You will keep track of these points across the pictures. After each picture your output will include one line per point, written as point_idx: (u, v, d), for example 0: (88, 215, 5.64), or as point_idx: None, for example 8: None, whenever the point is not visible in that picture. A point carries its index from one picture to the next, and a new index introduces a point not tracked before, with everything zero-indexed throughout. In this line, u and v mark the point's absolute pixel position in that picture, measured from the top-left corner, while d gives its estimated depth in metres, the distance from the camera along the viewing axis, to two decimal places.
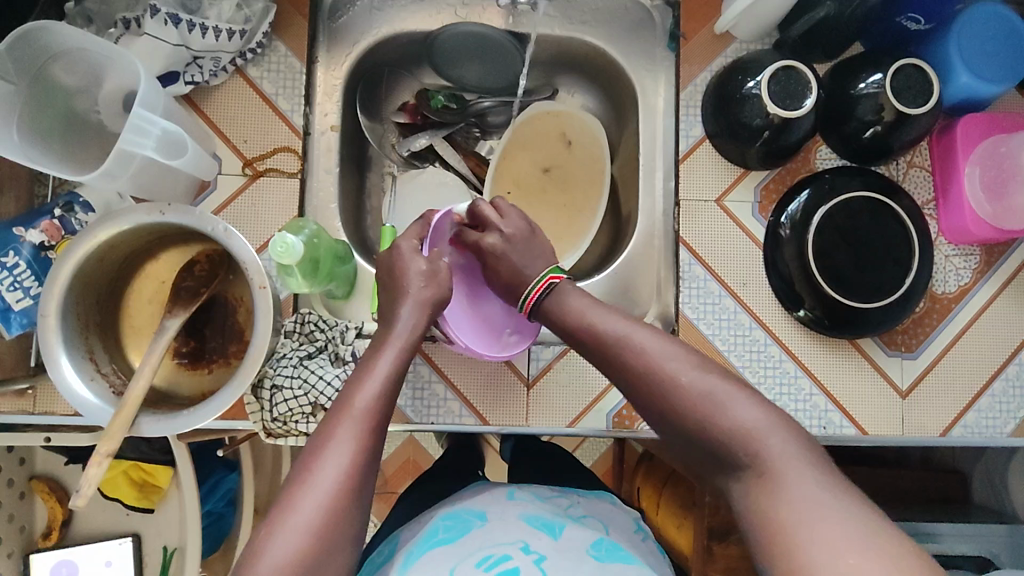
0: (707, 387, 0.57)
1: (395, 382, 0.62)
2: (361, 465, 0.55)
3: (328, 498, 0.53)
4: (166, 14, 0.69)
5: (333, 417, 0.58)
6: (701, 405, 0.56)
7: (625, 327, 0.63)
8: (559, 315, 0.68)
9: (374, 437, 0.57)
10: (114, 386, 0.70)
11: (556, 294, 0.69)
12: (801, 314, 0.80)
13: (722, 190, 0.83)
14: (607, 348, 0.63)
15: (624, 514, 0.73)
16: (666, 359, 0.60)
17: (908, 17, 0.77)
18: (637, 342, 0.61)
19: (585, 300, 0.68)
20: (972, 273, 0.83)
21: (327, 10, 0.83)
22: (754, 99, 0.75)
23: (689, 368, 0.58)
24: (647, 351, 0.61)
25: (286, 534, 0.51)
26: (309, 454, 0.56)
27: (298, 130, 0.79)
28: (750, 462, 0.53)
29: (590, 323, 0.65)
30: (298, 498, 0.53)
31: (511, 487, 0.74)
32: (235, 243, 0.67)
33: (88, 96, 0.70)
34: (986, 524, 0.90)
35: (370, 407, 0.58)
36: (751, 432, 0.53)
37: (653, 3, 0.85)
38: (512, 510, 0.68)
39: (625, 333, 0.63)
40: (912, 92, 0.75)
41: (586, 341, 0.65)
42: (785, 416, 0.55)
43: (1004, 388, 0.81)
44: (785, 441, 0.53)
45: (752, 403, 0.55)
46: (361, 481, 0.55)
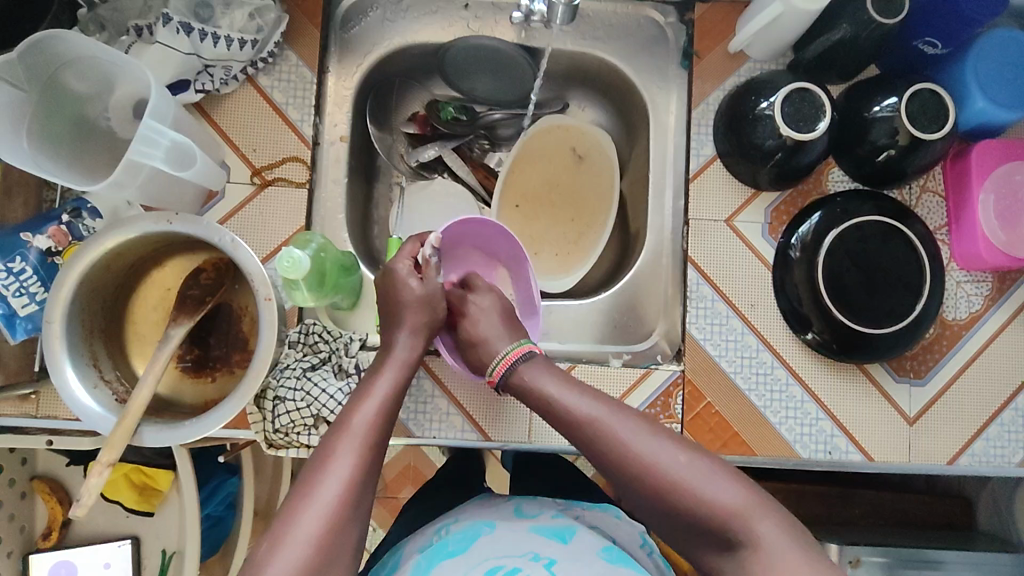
0: (687, 472, 0.55)
1: (394, 401, 0.62)
2: (359, 483, 0.55)
3: (330, 512, 0.53)
4: (178, 22, 0.70)
5: (331, 436, 0.57)
6: (683, 490, 0.55)
7: (593, 407, 0.60)
8: (527, 387, 0.64)
9: (373, 457, 0.57)
10: (117, 394, 0.70)
11: (523, 364, 0.66)
12: (809, 337, 0.79)
13: (733, 210, 0.82)
14: (574, 428, 0.60)
15: (630, 527, 0.72)
16: (638, 441, 0.57)
17: (923, 41, 0.77)
18: (601, 424, 0.59)
19: (550, 374, 0.64)
20: (983, 300, 0.82)
21: (340, 21, 0.83)
22: (766, 119, 0.74)
23: (661, 448, 0.57)
24: (617, 435, 0.58)
25: (287, 544, 0.51)
26: (311, 469, 0.55)
27: (307, 140, 0.79)
28: (737, 541, 0.53)
29: (553, 400, 0.61)
30: (299, 512, 0.52)
31: (516, 501, 0.73)
32: (242, 254, 0.66)
33: (98, 103, 0.70)
34: (991, 554, 0.89)
35: (369, 424, 0.59)
36: (738, 516, 0.53)
37: (667, 21, 0.85)
38: (520, 523, 0.67)
39: (593, 415, 0.59)
40: (928, 117, 0.74)
41: (551, 417, 0.62)
42: (762, 490, 0.55)
43: (1014, 418, 0.80)
44: (768, 521, 0.53)
45: (731, 482, 0.55)
46: (360, 498, 0.55)
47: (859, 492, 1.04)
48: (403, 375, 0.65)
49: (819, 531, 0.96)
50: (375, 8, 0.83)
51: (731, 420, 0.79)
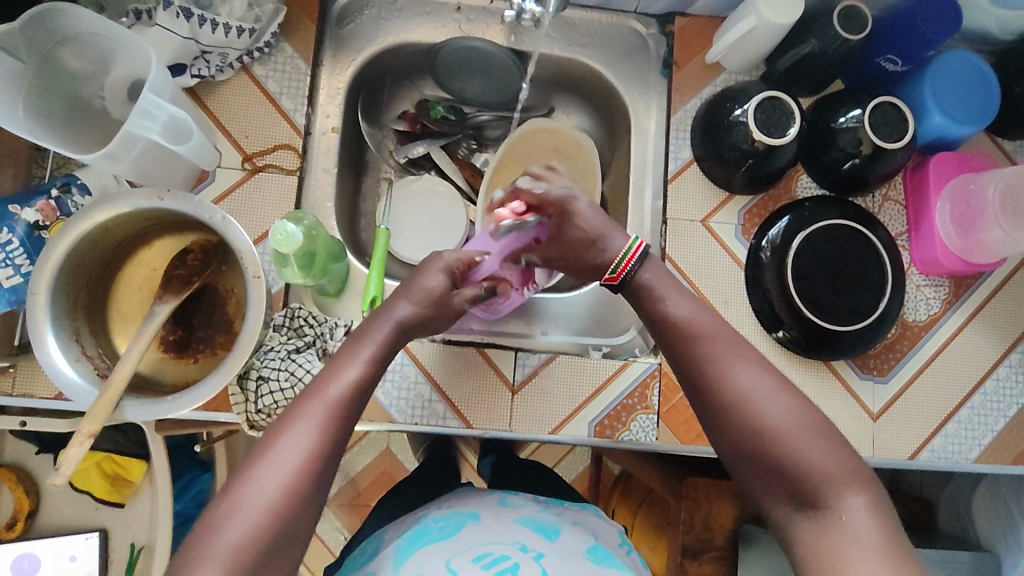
0: (790, 424, 0.57)
1: (372, 373, 0.62)
2: (323, 453, 0.55)
3: (287, 479, 0.53)
4: (179, 7, 0.71)
5: (299, 401, 0.58)
6: (779, 438, 0.56)
7: (713, 329, 0.63)
8: (642, 292, 0.68)
9: (338, 427, 0.57)
10: (98, 369, 0.69)
11: (644, 272, 0.69)
12: (779, 334, 0.82)
13: (708, 210, 0.86)
14: (685, 349, 0.64)
15: (610, 527, 0.73)
16: (749, 377, 0.60)
17: (884, 58, 0.82)
18: (718, 350, 0.62)
19: (672, 292, 0.67)
20: (941, 303, 0.86)
21: (335, 17, 0.86)
22: (740, 125, 0.79)
23: (769, 389, 0.59)
24: (727, 365, 0.61)
25: (254, 493, 0.52)
26: (272, 433, 0.56)
27: (299, 129, 0.81)
28: (819, 504, 0.54)
29: (682, 320, 0.65)
30: (255, 478, 0.53)
31: (501, 494, 0.74)
32: (232, 231, 0.67)
33: (95, 82, 0.71)
34: (951, 550, 0.92)
35: (342, 394, 0.58)
36: (826, 476, 0.54)
37: (648, 32, 0.90)
38: (505, 513, 0.68)
39: (710, 338, 0.63)
40: (889, 128, 0.79)
41: (664, 335, 0.66)
42: (858, 463, 0.56)
43: (970, 415, 0.84)
44: (853, 490, 0.54)
45: (827, 443, 0.56)
46: (323, 468, 0.55)
47: None
48: (382, 348, 0.64)
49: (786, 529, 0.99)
50: (370, 7, 0.86)
51: None
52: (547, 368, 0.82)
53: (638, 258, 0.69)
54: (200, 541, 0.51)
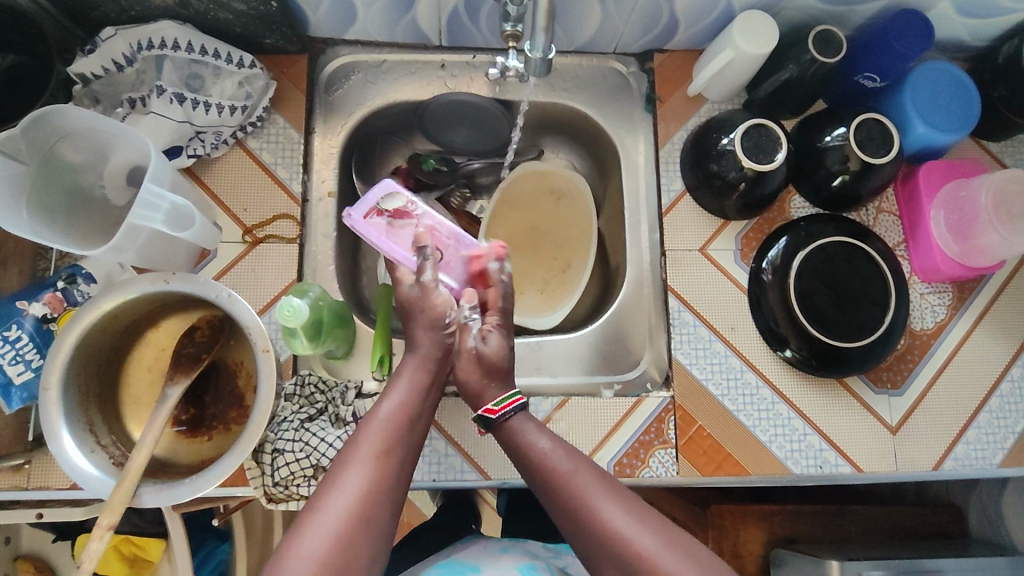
0: (655, 546, 0.57)
1: (414, 408, 0.64)
2: (373, 499, 0.56)
3: (340, 528, 0.54)
4: (172, 93, 0.73)
5: (349, 447, 0.60)
6: (649, 563, 0.56)
7: (570, 462, 0.62)
8: (516, 442, 0.65)
9: (389, 473, 0.59)
10: (114, 458, 0.69)
11: (523, 418, 0.66)
12: (788, 355, 0.83)
13: (706, 239, 0.87)
14: (549, 477, 0.62)
15: None
16: (613, 505, 0.59)
17: (863, 76, 0.83)
18: (579, 482, 0.61)
19: (542, 432, 0.65)
20: (947, 309, 0.86)
21: (323, 85, 0.87)
22: (729, 154, 0.80)
23: (632, 519, 0.58)
24: (591, 497, 0.60)
25: (304, 549, 0.52)
26: (323, 487, 0.57)
27: (296, 197, 0.82)
28: None
29: (546, 447, 0.64)
30: (306, 530, 0.54)
31: (506, 543, 0.74)
32: (238, 309, 0.68)
33: (93, 172, 0.73)
34: (986, 558, 0.91)
35: (389, 432, 0.61)
36: None
37: (629, 71, 0.92)
38: (504, 565, 0.68)
39: (574, 469, 0.62)
40: (876, 143, 0.80)
41: (531, 472, 0.64)
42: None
43: (989, 420, 0.84)
44: None
45: (693, 563, 0.57)
46: (374, 514, 0.56)
47: (854, 508, 1.06)
48: (421, 380, 0.66)
49: (818, 549, 0.97)
50: (356, 72, 0.88)
51: (723, 441, 0.81)
52: (561, 412, 0.81)
53: (516, 406, 0.67)
54: None
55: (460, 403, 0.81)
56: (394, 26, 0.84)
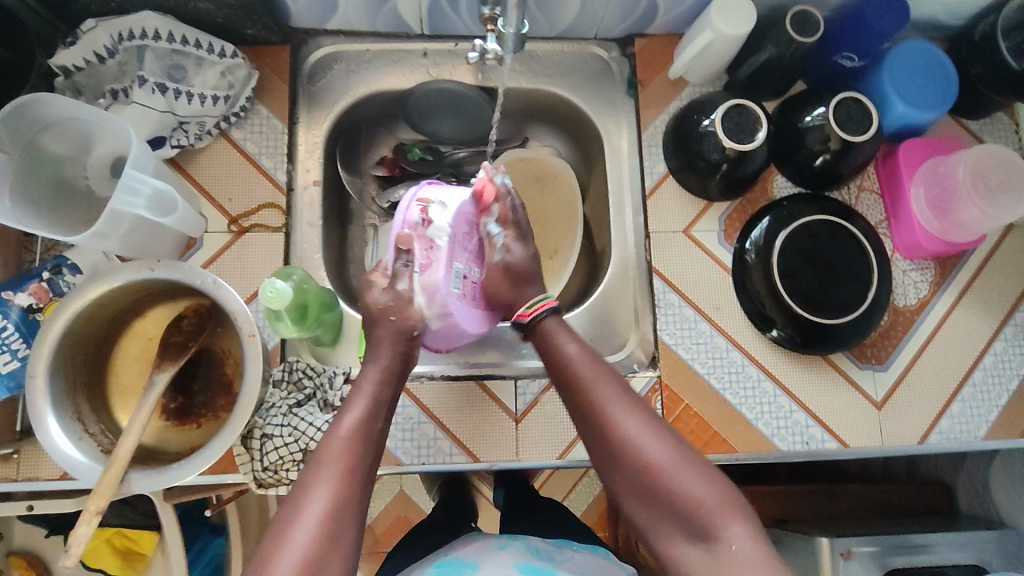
0: (670, 460, 0.56)
1: (374, 420, 0.60)
2: (338, 521, 0.53)
3: (304, 555, 0.50)
4: (153, 83, 0.74)
5: (309, 466, 0.56)
6: (663, 477, 0.56)
7: (592, 368, 0.62)
8: (546, 345, 0.65)
9: (356, 477, 0.56)
10: (103, 446, 0.69)
11: (551, 323, 0.66)
12: (773, 334, 0.83)
13: (689, 220, 0.87)
14: (571, 384, 0.62)
15: (619, 570, 0.70)
16: (631, 419, 0.59)
17: (841, 56, 0.84)
18: (599, 390, 0.61)
19: (570, 337, 0.65)
20: (930, 285, 0.87)
21: (307, 75, 0.88)
22: (710, 135, 0.81)
23: (650, 434, 0.58)
24: (609, 403, 0.60)
25: None
26: (284, 512, 0.53)
27: (281, 186, 0.83)
28: (706, 535, 0.53)
29: (568, 358, 0.63)
30: (270, 561, 0.50)
31: (504, 538, 0.73)
32: (224, 294, 0.68)
33: (77, 163, 0.74)
34: (975, 532, 0.91)
35: (348, 448, 0.57)
36: (708, 512, 0.54)
37: (610, 56, 0.92)
38: (502, 559, 0.67)
39: (594, 378, 0.62)
40: (854, 122, 0.81)
41: (557, 376, 0.64)
42: (737, 494, 0.56)
43: (973, 393, 0.84)
44: (737, 524, 0.53)
45: (711, 480, 0.56)
46: (339, 536, 0.52)
47: (845, 487, 1.06)
48: (377, 395, 0.62)
49: (810, 528, 0.98)
50: (339, 62, 0.89)
51: (710, 420, 0.82)
52: (548, 394, 0.82)
53: (547, 308, 0.67)
54: None
55: (448, 387, 0.81)
56: (375, 15, 0.84)
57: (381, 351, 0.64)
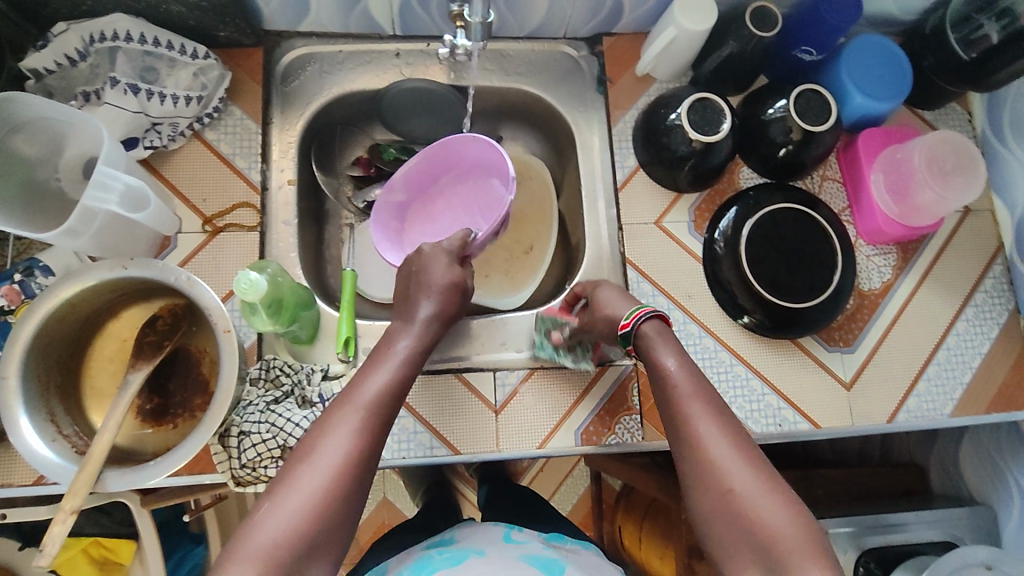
0: (755, 491, 0.55)
1: (408, 370, 0.65)
2: (363, 446, 0.58)
3: (326, 473, 0.55)
4: (125, 84, 0.74)
5: (339, 401, 0.61)
6: (744, 506, 0.55)
7: (691, 383, 0.62)
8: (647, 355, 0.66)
9: (379, 420, 0.60)
10: (77, 447, 0.68)
11: (652, 326, 0.68)
12: (745, 320, 0.85)
13: (660, 212, 0.89)
14: (669, 400, 0.63)
15: (613, 568, 0.69)
16: (717, 443, 0.58)
17: (800, 50, 0.88)
18: (690, 408, 0.61)
19: (670, 349, 0.66)
20: (892, 269, 0.90)
21: (280, 77, 0.89)
22: (676, 128, 0.83)
23: (736, 459, 0.57)
24: (699, 425, 0.60)
25: (290, 493, 0.54)
26: (315, 432, 0.59)
27: (255, 186, 0.83)
28: (783, 571, 0.52)
29: (664, 373, 0.64)
30: (296, 474, 0.55)
31: (506, 528, 0.73)
32: (198, 291, 0.69)
33: (48, 165, 0.74)
34: (948, 509, 0.94)
35: (379, 389, 0.62)
36: (784, 547, 0.52)
37: (580, 54, 0.94)
38: (511, 550, 0.66)
39: (688, 396, 0.62)
40: (815, 112, 0.84)
41: (653, 386, 0.65)
42: (819, 533, 0.54)
43: (938, 371, 0.87)
44: (815, 569, 0.51)
45: (793, 514, 0.54)
46: (365, 459, 0.58)
47: (821, 473, 1.09)
48: (414, 350, 0.67)
49: None
50: (312, 63, 0.90)
51: None
52: (526, 384, 0.83)
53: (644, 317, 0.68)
54: (240, 536, 0.53)
55: (427, 381, 0.82)
56: (348, 16, 0.86)
57: (432, 276, 0.71)
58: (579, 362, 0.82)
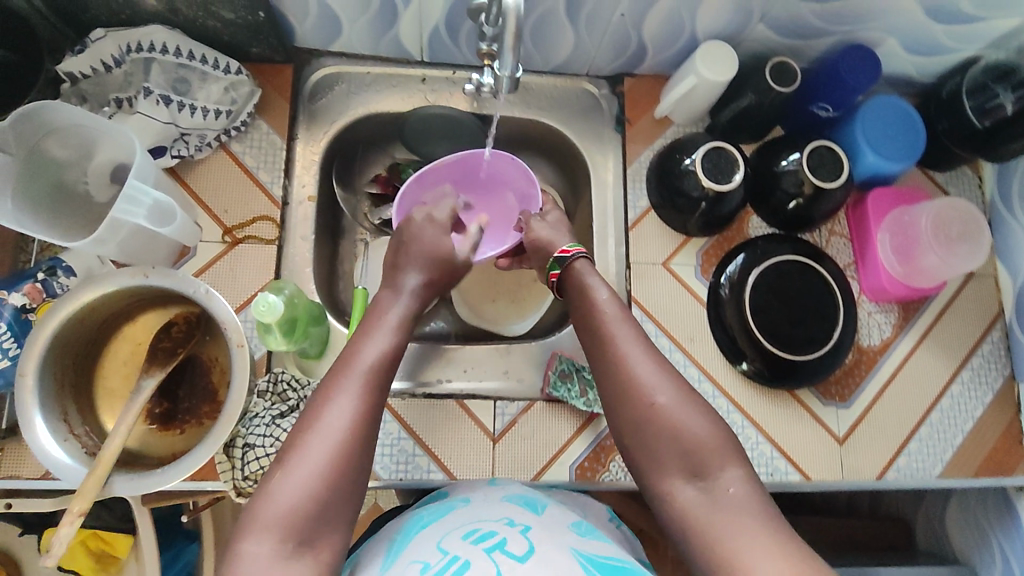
0: (676, 405, 0.63)
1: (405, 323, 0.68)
2: (367, 391, 0.60)
3: (332, 419, 0.58)
4: (158, 95, 0.76)
5: (341, 354, 0.63)
6: (668, 416, 0.63)
7: (618, 314, 0.71)
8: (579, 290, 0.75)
9: (382, 368, 0.63)
10: (86, 447, 0.70)
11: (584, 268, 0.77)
12: (743, 367, 0.87)
13: (669, 254, 0.91)
14: (596, 332, 0.71)
15: (598, 506, 0.72)
16: (644, 364, 0.67)
17: (817, 106, 0.89)
18: (619, 333, 0.69)
19: (599, 285, 0.75)
20: (893, 327, 0.92)
21: (307, 94, 0.91)
22: (690, 174, 0.85)
23: (661, 379, 0.65)
24: (627, 353, 0.68)
25: (299, 442, 0.57)
26: (321, 381, 0.61)
27: (276, 200, 0.86)
28: (708, 473, 0.60)
29: (597, 305, 0.73)
30: (303, 420, 0.58)
31: (492, 480, 0.73)
32: (216, 305, 0.70)
33: (78, 168, 0.76)
34: (931, 567, 0.95)
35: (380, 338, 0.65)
36: (708, 449, 0.61)
37: (601, 93, 0.96)
38: (494, 495, 0.67)
39: (615, 325, 0.70)
40: (827, 169, 0.86)
41: (586, 318, 0.73)
42: (736, 443, 0.63)
43: (930, 432, 0.89)
44: (733, 469, 0.60)
45: (713, 424, 0.63)
46: (369, 403, 0.60)
47: (809, 519, 1.10)
48: (408, 310, 0.70)
49: None
50: (339, 83, 0.92)
51: None
52: (526, 416, 0.84)
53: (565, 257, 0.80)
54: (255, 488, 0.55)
55: (428, 406, 0.84)
56: (378, 40, 0.87)
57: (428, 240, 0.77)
58: (591, 406, 0.83)
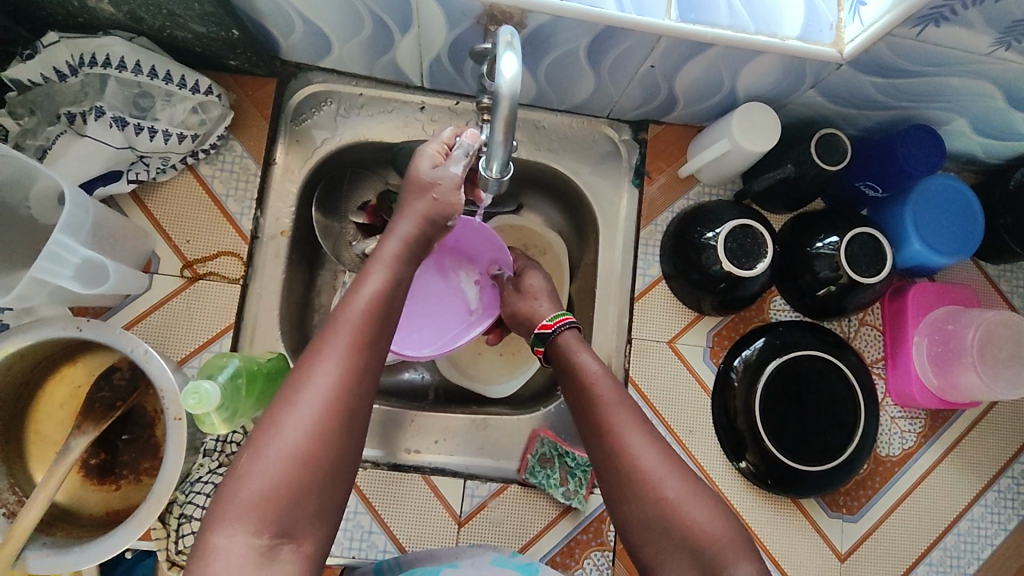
0: (677, 494, 0.57)
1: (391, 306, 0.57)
2: (342, 403, 0.51)
3: (295, 444, 0.49)
4: (112, 117, 0.67)
5: (312, 351, 0.53)
6: (675, 510, 0.56)
7: (613, 394, 0.64)
8: (567, 363, 0.69)
9: (361, 371, 0.53)
10: (6, 507, 0.65)
11: (570, 336, 0.71)
12: (742, 465, 0.78)
13: (675, 331, 0.82)
14: (587, 412, 0.65)
15: None
16: (640, 446, 0.60)
17: (864, 184, 0.79)
18: (616, 416, 0.62)
19: (587, 355, 0.69)
20: (917, 437, 0.82)
21: (291, 113, 0.81)
22: (710, 249, 0.75)
23: (663, 465, 0.59)
24: (623, 435, 0.61)
25: (255, 473, 0.48)
26: (288, 387, 0.52)
27: (244, 234, 0.77)
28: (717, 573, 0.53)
29: (587, 377, 0.66)
30: (263, 444, 0.49)
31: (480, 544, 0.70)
32: (154, 367, 0.63)
33: (19, 191, 0.66)
34: None
35: (354, 338, 0.54)
36: (717, 544, 0.54)
37: (621, 138, 0.85)
38: (484, 557, 0.65)
39: (610, 404, 0.64)
40: (867, 259, 0.75)
41: (576, 391, 0.67)
42: (744, 535, 0.56)
43: (942, 558, 0.80)
44: (745, 563, 0.53)
45: (719, 513, 0.56)
46: (347, 415, 0.51)
47: None
48: (395, 276, 0.59)
49: None
50: (328, 103, 0.82)
51: None
52: (497, 499, 0.77)
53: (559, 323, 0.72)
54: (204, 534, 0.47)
55: (391, 479, 0.76)
56: (373, 63, 0.77)
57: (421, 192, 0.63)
58: (569, 498, 0.77)
